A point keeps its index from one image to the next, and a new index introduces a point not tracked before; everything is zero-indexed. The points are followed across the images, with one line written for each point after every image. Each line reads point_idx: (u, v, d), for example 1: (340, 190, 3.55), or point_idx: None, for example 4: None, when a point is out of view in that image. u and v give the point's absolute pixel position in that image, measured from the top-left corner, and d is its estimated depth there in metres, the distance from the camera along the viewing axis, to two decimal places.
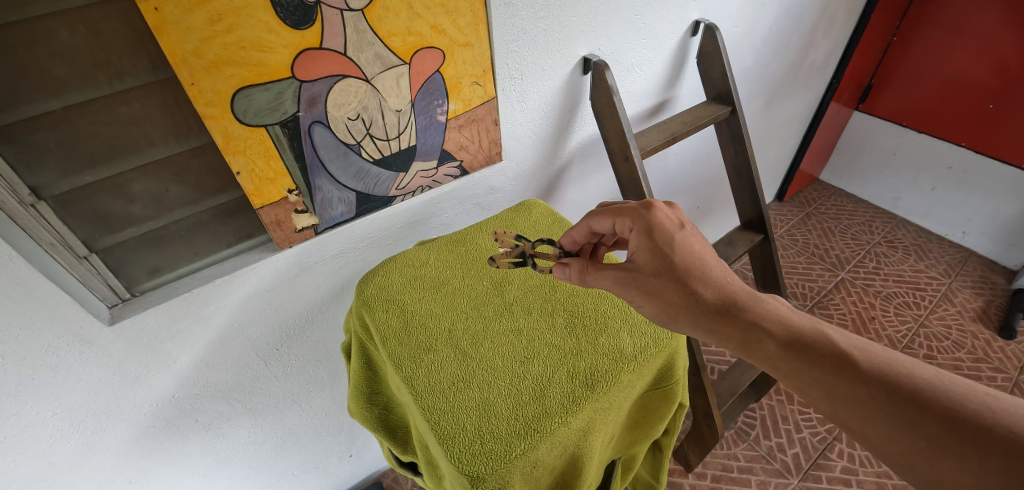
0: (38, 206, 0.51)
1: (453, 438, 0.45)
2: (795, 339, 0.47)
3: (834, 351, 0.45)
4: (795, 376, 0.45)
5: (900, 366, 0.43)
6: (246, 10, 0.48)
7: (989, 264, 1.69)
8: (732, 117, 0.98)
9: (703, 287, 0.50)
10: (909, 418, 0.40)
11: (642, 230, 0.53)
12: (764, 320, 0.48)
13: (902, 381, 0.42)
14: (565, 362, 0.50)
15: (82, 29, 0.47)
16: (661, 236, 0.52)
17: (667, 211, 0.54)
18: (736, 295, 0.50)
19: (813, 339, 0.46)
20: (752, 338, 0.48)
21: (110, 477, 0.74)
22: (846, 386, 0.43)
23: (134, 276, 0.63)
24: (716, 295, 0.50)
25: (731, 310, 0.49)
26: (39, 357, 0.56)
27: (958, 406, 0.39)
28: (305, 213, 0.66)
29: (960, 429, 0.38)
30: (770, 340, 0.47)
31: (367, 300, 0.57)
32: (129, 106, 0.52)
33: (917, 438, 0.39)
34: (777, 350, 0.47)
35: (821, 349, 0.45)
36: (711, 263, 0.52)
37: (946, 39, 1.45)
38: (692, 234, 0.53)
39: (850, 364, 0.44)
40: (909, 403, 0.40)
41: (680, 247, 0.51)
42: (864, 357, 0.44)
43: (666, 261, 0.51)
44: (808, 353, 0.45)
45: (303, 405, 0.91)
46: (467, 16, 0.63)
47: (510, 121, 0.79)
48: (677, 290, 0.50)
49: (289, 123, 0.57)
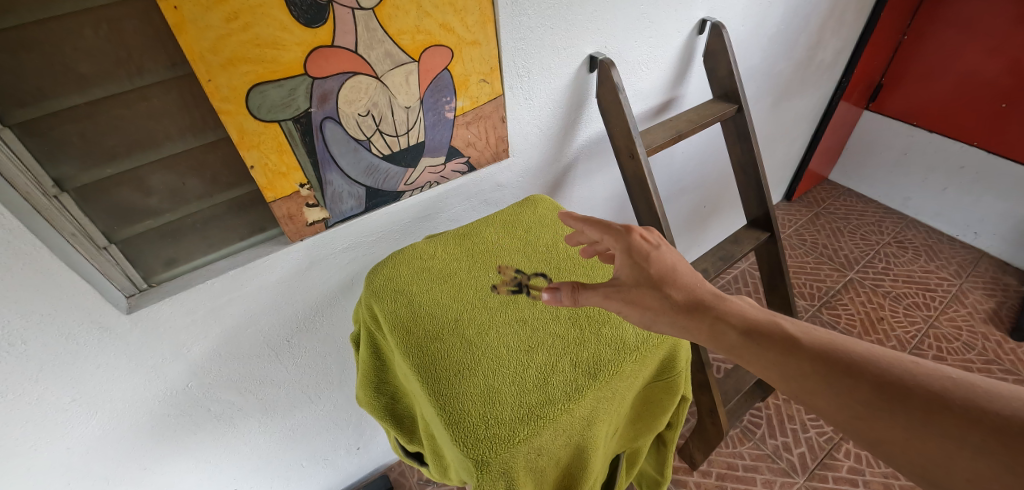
0: (60, 197, 0.53)
1: (459, 423, 0.45)
2: (750, 326, 0.48)
3: (783, 335, 0.46)
4: (750, 361, 0.47)
5: (836, 339, 0.45)
6: (261, 9, 0.50)
7: (1001, 266, 1.67)
8: (739, 116, 0.98)
9: (676, 292, 0.50)
10: (844, 386, 0.41)
11: (623, 250, 0.52)
12: (725, 312, 0.49)
13: (837, 353, 0.43)
14: (569, 352, 0.51)
15: (105, 27, 0.49)
16: (639, 255, 0.52)
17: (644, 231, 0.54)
18: (702, 296, 0.51)
19: (765, 325, 0.48)
20: (714, 330, 0.48)
21: (124, 463, 0.76)
22: (795, 365, 0.44)
23: (150, 266, 0.65)
24: (686, 299, 0.50)
25: (697, 308, 0.49)
26: (59, 344, 0.58)
27: (888, 370, 0.41)
28: (315, 207, 0.68)
29: (891, 391, 0.40)
30: (729, 329, 0.48)
31: (375, 291, 0.58)
32: (148, 101, 0.54)
33: (853, 404, 0.40)
34: (736, 339, 0.47)
35: (771, 333, 0.47)
36: (684, 275, 0.52)
37: (961, 38, 1.44)
38: (668, 251, 0.53)
39: (796, 344, 0.45)
40: (847, 373, 0.42)
41: (657, 264, 0.52)
42: (806, 335, 0.45)
43: (646, 278, 0.51)
44: (760, 338, 0.47)
45: (313, 396, 0.93)
46: (474, 15, 0.64)
47: (517, 118, 0.80)
48: (654, 299, 0.50)
49: (301, 118, 0.59)
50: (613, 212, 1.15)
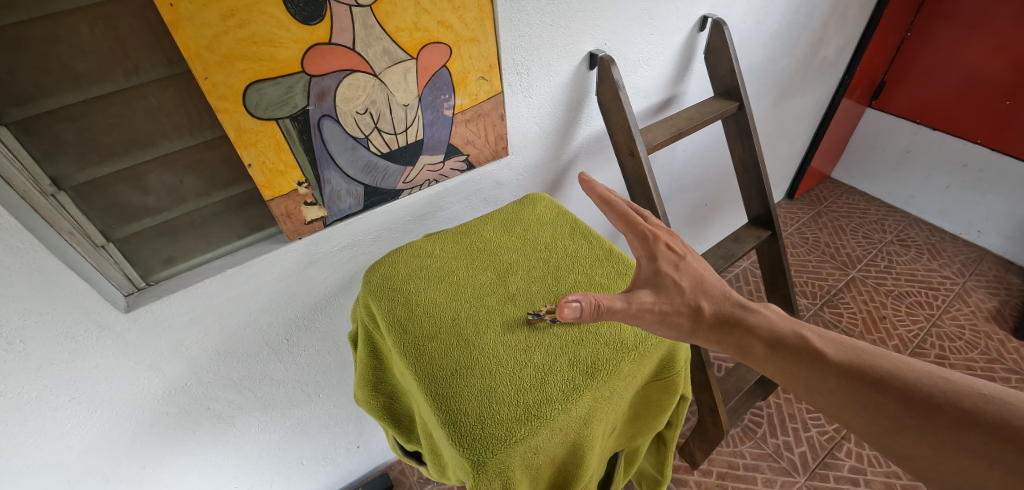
0: (58, 196, 0.54)
1: (458, 423, 0.45)
2: (778, 340, 0.52)
3: (810, 349, 0.50)
4: (780, 373, 0.51)
5: (866, 353, 0.49)
6: (258, 5, 0.49)
7: (1005, 264, 1.66)
8: (740, 113, 0.98)
9: (706, 303, 0.54)
10: (871, 401, 0.46)
11: (648, 257, 0.55)
12: (753, 327, 0.53)
13: (866, 369, 0.47)
14: (567, 350, 0.50)
15: (101, 25, 0.48)
16: (665, 264, 0.55)
17: (669, 240, 0.57)
18: (731, 310, 0.54)
19: (792, 339, 0.52)
20: (743, 343, 0.53)
21: (124, 461, 0.76)
22: (822, 380, 0.48)
23: (149, 265, 0.65)
24: (716, 313, 0.54)
25: (727, 323, 0.53)
26: (58, 343, 0.58)
27: (915, 386, 0.45)
28: (314, 206, 0.68)
29: (917, 407, 0.44)
30: (758, 343, 0.52)
31: (373, 289, 0.58)
32: (144, 99, 0.54)
33: (880, 417, 0.45)
34: (766, 353, 0.52)
35: (798, 347, 0.51)
36: (712, 284, 0.56)
37: (966, 35, 1.43)
38: (694, 261, 0.56)
39: (824, 359, 0.49)
40: (874, 388, 0.46)
41: (686, 274, 0.55)
42: (836, 350, 0.49)
43: (674, 286, 0.53)
44: (788, 353, 0.51)
45: (312, 395, 0.93)
46: (473, 11, 0.64)
47: (516, 115, 0.80)
48: (684, 309, 0.52)
49: (299, 116, 0.59)
50: None
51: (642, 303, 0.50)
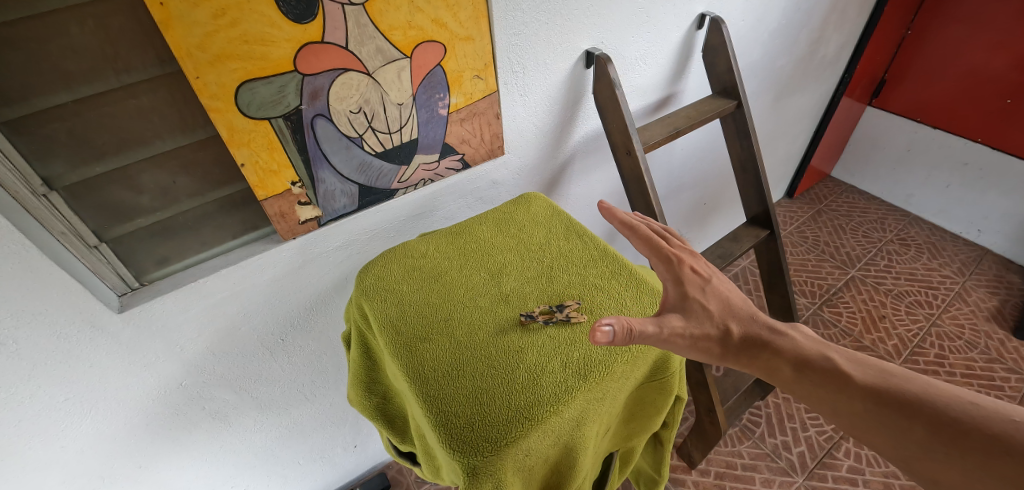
0: (49, 196, 0.53)
1: (449, 425, 0.44)
2: (804, 362, 0.51)
3: (836, 372, 0.49)
4: (808, 396, 0.50)
5: (896, 377, 0.48)
6: (248, 4, 0.49)
7: (1005, 263, 1.65)
8: (738, 112, 0.97)
9: (734, 324, 0.53)
10: (900, 426, 0.45)
11: (674, 281, 0.54)
12: (779, 347, 0.52)
13: (895, 393, 0.46)
14: (560, 351, 0.49)
15: (90, 24, 0.48)
16: (691, 287, 0.54)
17: (694, 262, 0.56)
18: (758, 331, 0.54)
19: (818, 360, 0.51)
20: (771, 366, 0.52)
21: (119, 462, 0.76)
22: (848, 402, 0.48)
23: (142, 265, 0.65)
24: (743, 334, 0.53)
25: (754, 344, 0.53)
26: (51, 343, 0.58)
27: (944, 411, 0.44)
28: (308, 206, 0.67)
29: (946, 433, 0.43)
30: (784, 365, 0.51)
31: (365, 289, 0.57)
32: (136, 99, 0.54)
33: (909, 442, 0.44)
34: (793, 374, 0.51)
35: (824, 369, 0.50)
36: (739, 305, 0.55)
37: (968, 33, 1.42)
38: (720, 283, 0.56)
39: (850, 381, 0.48)
40: (901, 412, 0.45)
41: (713, 296, 0.54)
42: (863, 372, 0.49)
43: (701, 309, 0.53)
44: (814, 374, 0.50)
45: (308, 395, 0.93)
46: (467, 10, 0.63)
47: (512, 114, 0.79)
48: (711, 332, 0.52)
49: (292, 116, 0.58)
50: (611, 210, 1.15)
51: (674, 328, 0.50)
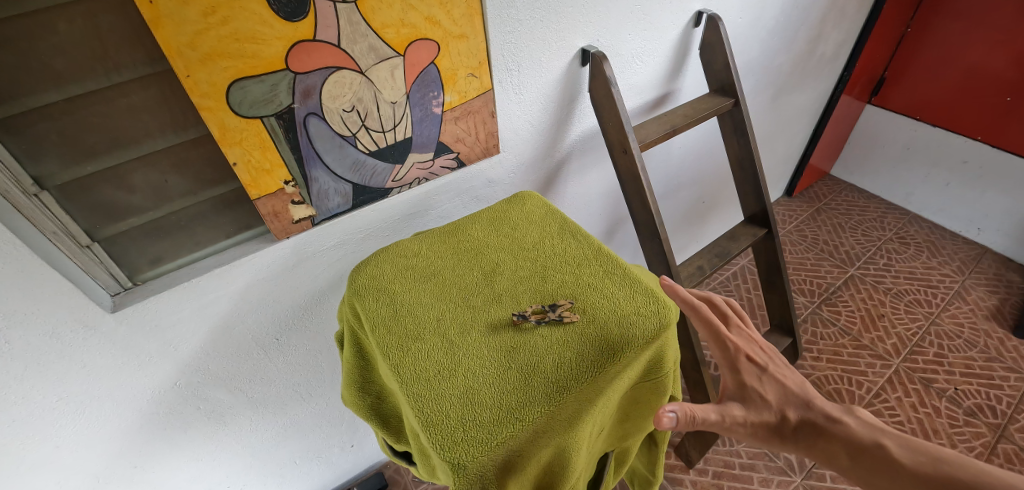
0: (41, 195, 0.53)
1: (438, 426, 0.44)
2: (856, 448, 0.47)
3: (888, 458, 0.45)
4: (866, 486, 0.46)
5: (962, 467, 0.42)
6: (239, 2, 0.49)
7: (1005, 262, 1.64)
8: (735, 110, 0.96)
9: (789, 410, 0.51)
10: None
11: (730, 366, 0.54)
12: (829, 433, 0.49)
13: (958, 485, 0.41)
14: (552, 352, 0.49)
15: (79, 22, 0.48)
16: (746, 372, 0.53)
17: (749, 344, 0.56)
18: (811, 415, 0.50)
19: (870, 445, 0.47)
20: (827, 456, 0.48)
21: (114, 462, 0.76)
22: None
23: (135, 265, 0.65)
24: (795, 419, 0.50)
25: (806, 431, 0.49)
26: (44, 343, 0.58)
27: None
28: (301, 205, 0.67)
29: None
30: (836, 451, 0.48)
31: (357, 289, 0.57)
32: (127, 98, 0.53)
33: None
34: (851, 464, 0.47)
35: (875, 455, 0.46)
36: (795, 388, 0.53)
37: (967, 30, 1.41)
38: (778, 366, 0.54)
39: (903, 469, 0.44)
40: None
41: (771, 383, 0.53)
42: (921, 460, 0.44)
43: (759, 397, 0.52)
44: (864, 459, 0.46)
45: (304, 394, 0.93)
46: (461, 7, 0.63)
47: (507, 113, 0.79)
48: (765, 421, 0.50)
49: (284, 114, 0.58)
50: (608, 209, 1.14)
51: (728, 419, 0.50)
